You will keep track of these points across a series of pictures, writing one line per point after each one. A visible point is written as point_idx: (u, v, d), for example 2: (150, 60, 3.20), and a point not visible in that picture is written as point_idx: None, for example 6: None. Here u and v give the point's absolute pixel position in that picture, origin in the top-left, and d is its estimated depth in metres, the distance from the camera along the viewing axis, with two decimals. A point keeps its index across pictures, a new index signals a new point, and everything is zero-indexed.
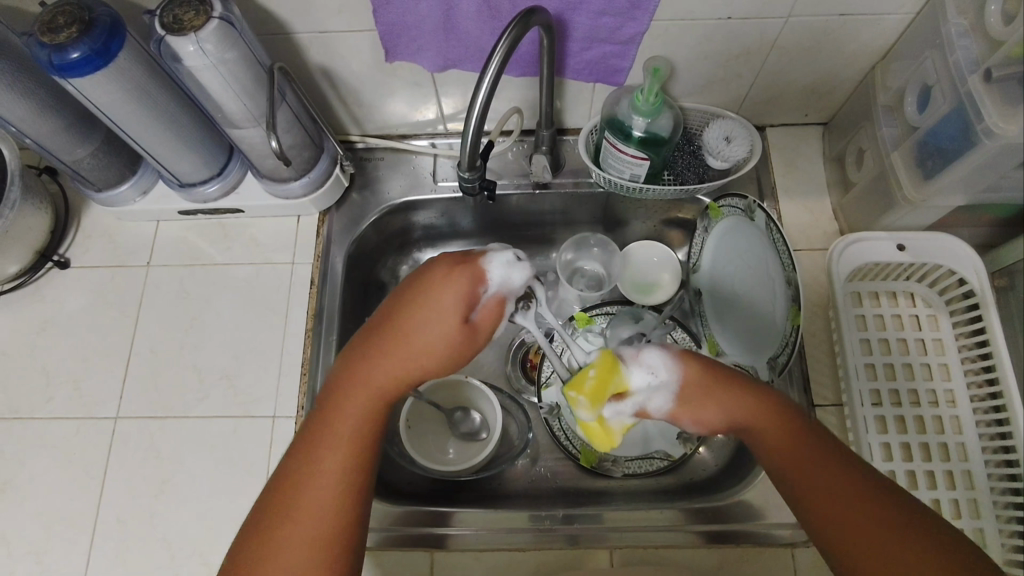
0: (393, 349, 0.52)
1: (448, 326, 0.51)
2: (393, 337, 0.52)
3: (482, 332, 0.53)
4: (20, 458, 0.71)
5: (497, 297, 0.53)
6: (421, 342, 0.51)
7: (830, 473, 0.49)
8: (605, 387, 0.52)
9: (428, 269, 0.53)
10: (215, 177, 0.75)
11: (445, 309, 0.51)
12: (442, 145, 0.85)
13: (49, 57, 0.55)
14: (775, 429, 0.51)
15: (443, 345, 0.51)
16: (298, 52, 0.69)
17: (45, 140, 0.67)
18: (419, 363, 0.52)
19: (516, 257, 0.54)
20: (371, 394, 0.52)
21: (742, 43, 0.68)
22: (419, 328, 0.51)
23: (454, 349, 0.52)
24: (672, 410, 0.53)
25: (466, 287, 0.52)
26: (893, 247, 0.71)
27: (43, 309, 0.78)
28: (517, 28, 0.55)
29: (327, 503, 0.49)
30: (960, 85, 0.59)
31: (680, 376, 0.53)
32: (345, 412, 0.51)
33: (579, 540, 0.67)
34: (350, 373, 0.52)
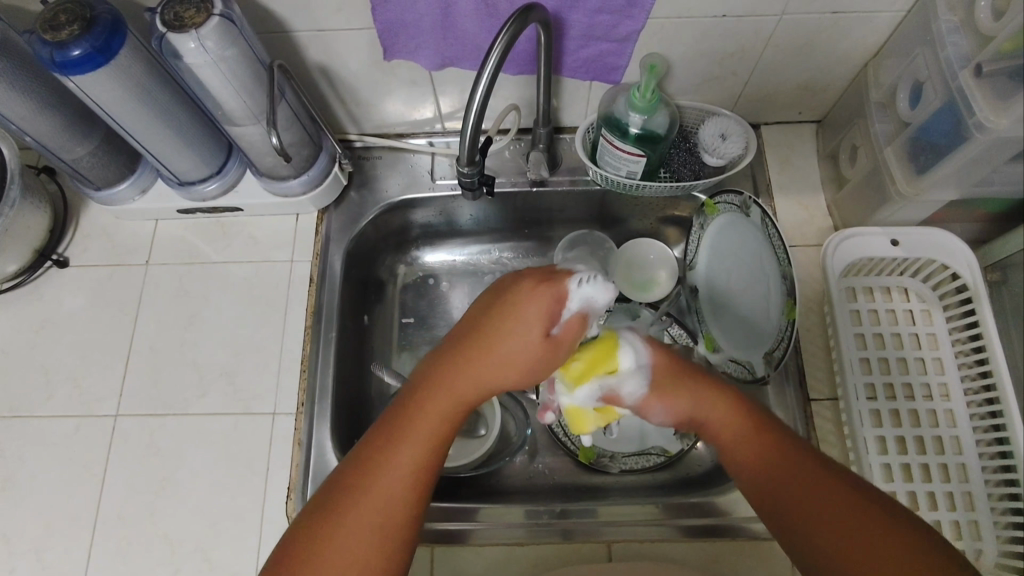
0: (477, 359, 0.51)
1: (532, 343, 0.50)
2: (478, 346, 0.51)
3: (564, 349, 0.50)
4: (20, 455, 0.71)
5: (580, 315, 0.50)
6: (504, 357, 0.51)
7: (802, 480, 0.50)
8: (603, 360, 0.52)
9: (514, 285, 0.52)
10: (215, 176, 0.75)
11: (524, 317, 0.50)
12: (440, 143, 0.85)
13: (51, 55, 0.55)
14: (737, 420, 0.54)
15: (524, 361, 0.51)
16: (296, 50, 0.70)
17: (45, 138, 0.68)
18: (501, 378, 0.51)
19: (599, 276, 0.50)
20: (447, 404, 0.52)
21: (737, 41, 0.69)
22: (509, 344, 0.50)
23: (525, 358, 0.50)
24: (645, 397, 0.53)
25: (550, 305, 0.50)
26: (887, 242, 0.73)
27: (41, 308, 0.78)
28: (515, 26, 0.55)
29: (395, 512, 0.49)
30: (952, 81, 0.60)
31: (650, 355, 0.54)
32: (422, 418, 0.52)
33: (572, 535, 0.67)
34: (432, 384, 0.52)
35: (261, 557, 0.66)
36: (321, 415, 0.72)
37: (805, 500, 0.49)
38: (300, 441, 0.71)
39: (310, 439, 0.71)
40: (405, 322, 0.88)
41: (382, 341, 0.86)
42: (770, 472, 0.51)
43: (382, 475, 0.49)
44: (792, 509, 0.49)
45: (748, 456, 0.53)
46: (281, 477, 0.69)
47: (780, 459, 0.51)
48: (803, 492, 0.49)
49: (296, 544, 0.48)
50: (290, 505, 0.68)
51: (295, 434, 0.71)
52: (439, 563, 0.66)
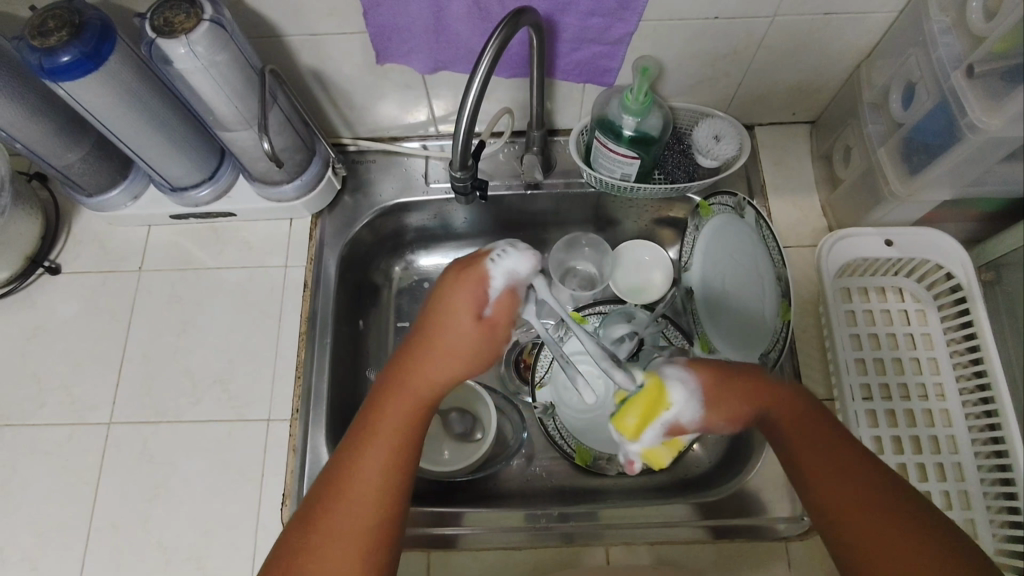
0: (427, 357, 0.53)
1: (468, 328, 0.53)
2: (423, 344, 0.54)
3: (500, 327, 0.54)
4: (12, 464, 0.70)
5: (507, 291, 0.54)
6: (450, 348, 0.53)
7: (849, 471, 0.50)
8: (654, 403, 0.49)
9: (442, 281, 0.55)
10: (207, 181, 0.75)
11: (457, 305, 0.53)
12: (434, 147, 0.85)
13: (40, 61, 0.55)
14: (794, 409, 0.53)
15: (465, 347, 0.53)
16: (288, 55, 0.70)
17: (35, 145, 0.67)
18: (451, 369, 0.53)
19: (512, 246, 0.54)
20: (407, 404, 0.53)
21: (730, 43, 0.69)
22: (448, 335, 0.53)
23: (463, 343, 0.53)
24: (703, 413, 0.50)
25: (474, 289, 0.53)
26: (881, 243, 0.73)
27: (33, 316, 0.77)
28: (507, 29, 0.55)
29: (368, 512, 0.50)
30: (944, 82, 0.60)
31: (694, 376, 0.51)
32: (385, 416, 0.53)
33: (573, 538, 0.67)
34: (392, 385, 0.54)
35: (256, 564, 0.66)
36: (315, 421, 0.72)
37: (851, 490, 0.49)
38: (295, 448, 0.70)
39: (305, 445, 0.71)
40: (401, 326, 0.88)
41: (378, 346, 0.86)
42: (817, 458, 0.51)
43: (353, 481, 0.50)
44: (832, 498, 0.50)
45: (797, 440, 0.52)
46: (276, 484, 0.69)
47: (833, 448, 0.51)
48: (849, 482, 0.50)
49: (280, 557, 0.49)
50: (286, 512, 0.68)
51: (290, 440, 0.71)
52: (436, 568, 0.66)
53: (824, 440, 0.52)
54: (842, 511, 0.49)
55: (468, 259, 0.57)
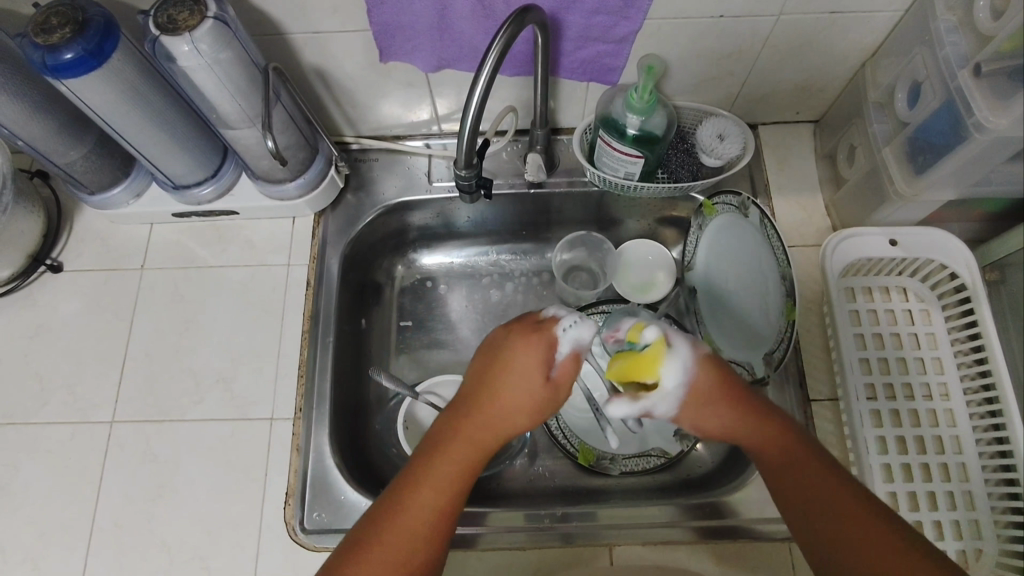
0: (494, 410, 0.54)
1: (534, 384, 0.54)
2: (491, 399, 0.54)
3: (564, 390, 0.55)
4: (14, 463, 0.70)
5: (574, 355, 0.55)
6: (511, 402, 0.54)
7: (825, 482, 0.51)
8: (638, 372, 0.54)
9: (509, 334, 0.57)
10: (209, 179, 0.75)
11: (523, 363, 0.54)
12: (437, 145, 0.85)
13: (43, 58, 0.55)
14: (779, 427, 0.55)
15: (528, 403, 0.54)
16: (291, 53, 0.69)
17: (37, 142, 0.67)
18: (512, 423, 0.54)
19: (581, 317, 0.55)
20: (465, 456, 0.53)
21: (734, 42, 0.69)
22: (513, 388, 0.54)
23: (528, 400, 0.54)
24: (676, 412, 0.55)
25: (544, 351, 0.55)
26: (885, 242, 0.73)
27: (35, 315, 0.77)
28: (512, 27, 0.55)
29: (415, 562, 0.50)
30: (950, 81, 0.60)
31: (693, 372, 0.54)
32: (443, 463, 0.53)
33: (573, 539, 0.67)
34: (453, 432, 0.54)
35: (260, 564, 0.66)
36: (318, 420, 0.72)
37: (823, 500, 0.51)
38: (298, 447, 0.70)
39: (308, 445, 0.70)
40: (403, 325, 0.88)
41: (380, 345, 0.86)
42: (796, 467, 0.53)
43: (402, 528, 0.50)
44: (795, 497, 0.52)
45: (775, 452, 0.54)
46: (279, 483, 0.69)
47: (810, 460, 0.53)
48: (814, 487, 0.52)
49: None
50: (289, 511, 0.68)
51: (293, 439, 0.71)
52: None
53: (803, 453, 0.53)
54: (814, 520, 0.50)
55: (534, 316, 0.59)
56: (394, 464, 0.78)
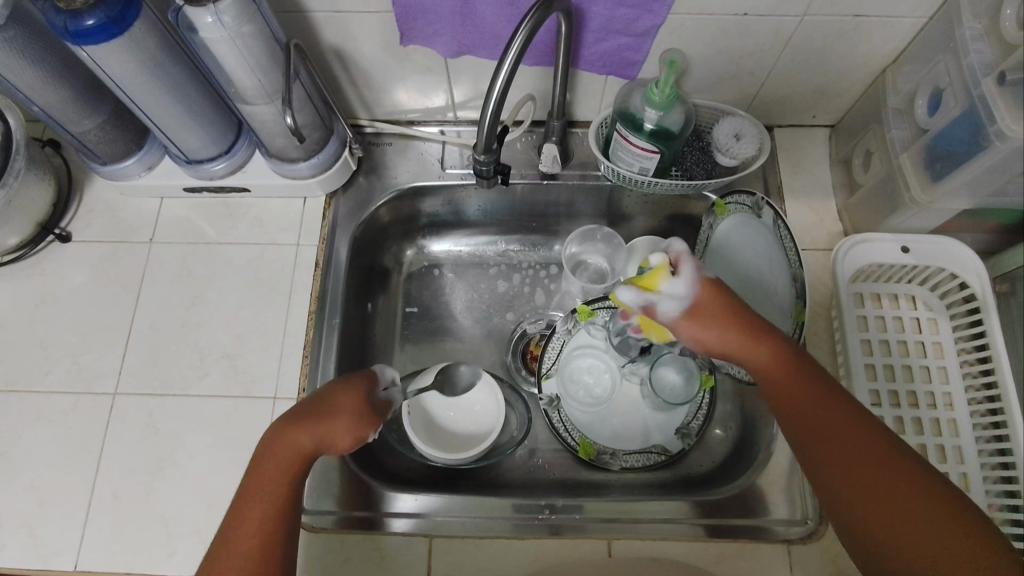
0: (325, 420, 0.56)
1: (344, 399, 0.59)
2: (322, 409, 0.57)
3: (376, 415, 0.61)
4: (16, 430, 0.70)
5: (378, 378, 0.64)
6: (329, 424, 0.57)
7: (856, 434, 0.51)
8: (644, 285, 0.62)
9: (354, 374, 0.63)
10: (223, 156, 0.75)
11: (350, 384, 0.61)
12: (451, 132, 0.85)
13: (64, 23, 0.54)
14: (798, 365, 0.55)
15: (335, 421, 0.57)
16: (312, 31, 0.69)
17: (53, 109, 0.67)
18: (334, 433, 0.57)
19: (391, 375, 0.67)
20: (295, 469, 0.55)
21: (757, 41, 0.69)
22: (335, 401, 0.58)
23: (352, 418, 0.58)
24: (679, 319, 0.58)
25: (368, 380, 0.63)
26: (898, 249, 0.72)
27: (42, 283, 0.77)
28: (538, 14, 0.54)
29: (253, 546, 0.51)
30: (972, 88, 0.60)
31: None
32: (269, 470, 0.54)
33: (559, 530, 0.67)
34: (274, 443, 0.55)
35: None
36: None
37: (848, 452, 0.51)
38: None
39: None
40: (409, 311, 0.88)
41: (385, 330, 0.86)
42: (813, 414, 0.53)
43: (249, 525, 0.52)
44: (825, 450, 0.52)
45: (795, 408, 0.54)
46: None
47: (835, 409, 0.53)
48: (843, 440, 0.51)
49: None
50: None
51: None
52: (437, 554, 0.65)
53: (823, 404, 0.53)
54: (856, 488, 0.50)
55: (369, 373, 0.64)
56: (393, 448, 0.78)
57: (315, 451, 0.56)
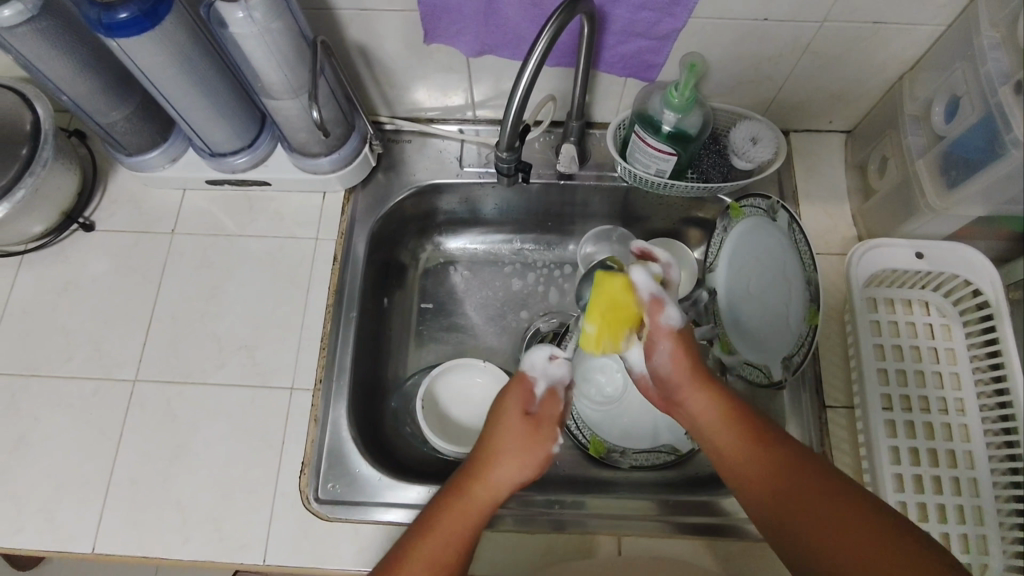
0: (491, 463, 0.55)
1: (514, 424, 0.57)
2: (488, 452, 0.56)
3: (546, 423, 0.58)
4: (37, 414, 0.71)
5: (552, 390, 0.60)
6: (495, 466, 0.55)
7: (792, 464, 0.53)
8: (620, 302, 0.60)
9: (505, 395, 0.59)
10: (245, 149, 0.76)
11: (508, 407, 0.58)
12: (470, 131, 0.85)
13: (98, 16, 0.55)
14: (728, 426, 0.57)
15: (517, 453, 0.55)
16: (337, 28, 0.70)
17: (82, 100, 0.68)
18: (513, 472, 0.55)
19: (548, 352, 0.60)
20: (471, 519, 0.53)
21: (775, 46, 0.69)
22: (501, 435, 0.56)
23: (524, 446, 0.55)
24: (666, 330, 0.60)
25: (523, 394, 0.59)
26: (912, 254, 0.73)
27: (65, 271, 0.78)
28: (563, 15, 0.55)
29: None
30: (990, 97, 0.60)
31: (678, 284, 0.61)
32: (445, 514, 0.53)
33: (564, 525, 0.68)
34: (452, 490, 0.54)
35: (272, 529, 0.66)
36: (337, 394, 0.73)
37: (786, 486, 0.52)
38: (316, 419, 0.71)
39: (326, 417, 0.71)
40: (424, 307, 0.89)
41: (400, 325, 0.87)
42: (755, 472, 0.54)
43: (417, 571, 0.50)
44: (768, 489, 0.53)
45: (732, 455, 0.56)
46: (296, 452, 0.69)
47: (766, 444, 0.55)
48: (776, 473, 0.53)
49: None
50: (304, 480, 0.68)
51: (312, 410, 0.71)
52: None
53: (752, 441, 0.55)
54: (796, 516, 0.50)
55: (528, 381, 0.59)
56: (407, 442, 0.79)
57: (492, 500, 0.54)
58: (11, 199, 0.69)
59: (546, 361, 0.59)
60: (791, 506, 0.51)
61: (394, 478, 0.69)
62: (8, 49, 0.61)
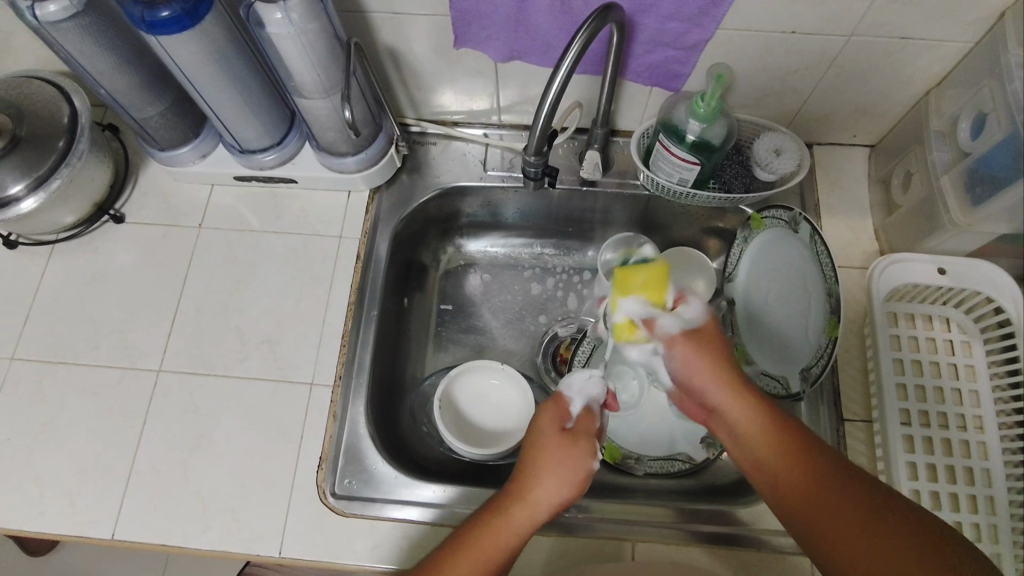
0: (530, 482, 0.54)
1: (551, 439, 0.56)
2: (525, 473, 0.55)
3: (583, 438, 0.57)
4: (63, 400, 0.73)
5: (588, 409, 0.60)
6: (534, 483, 0.54)
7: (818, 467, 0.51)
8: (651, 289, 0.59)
9: (540, 411, 0.60)
10: (274, 147, 0.77)
11: (543, 428, 0.58)
12: (494, 135, 0.86)
13: (141, 13, 0.57)
14: (761, 435, 0.54)
15: (556, 469, 0.54)
16: (368, 30, 0.71)
17: (119, 95, 0.70)
18: (554, 490, 0.54)
19: (591, 375, 0.62)
20: (508, 539, 0.53)
21: (802, 59, 0.70)
22: (539, 452, 0.56)
23: (563, 463, 0.55)
24: (675, 336, 0.58)
25: (559, 410, 0.59)
26: (934, 270, 0.72)
27: (94, 261, 0.80)
28: (594, 23, 0.56)
29: None
30: (1017, 114, 0.60)
31: (702, 321, 0.59)
32: (484, 533, 0.53)
33: (571, 529, 0.68)
34: (491, 509, 0.54)
35: (289, 521, 0.67)
36: (356, 391, 0.74)
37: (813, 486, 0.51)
38: (335, 414, 0.72)
39: (344, 413, 0.72)
40: (443, 308, 0.90)
41: (419, 325, 0.87)
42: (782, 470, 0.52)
43: None
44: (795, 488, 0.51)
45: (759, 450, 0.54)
46: (314, 446, 0.70)
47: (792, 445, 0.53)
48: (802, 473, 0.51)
49: None
50: (321, 475, 0.69)
51: (331, 406, 0.72)
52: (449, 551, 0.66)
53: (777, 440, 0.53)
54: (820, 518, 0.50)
55: (564, 399, 0.60)
56: (423, 441, 0.80)
57: (532, 516, 0.54)
58: (46, 189, 0.71)
59: (586, 384, 0.61)
60: (818, 509, 0.50)
61: (410, 477, 0.70)
62: (52, 43, 0.63)
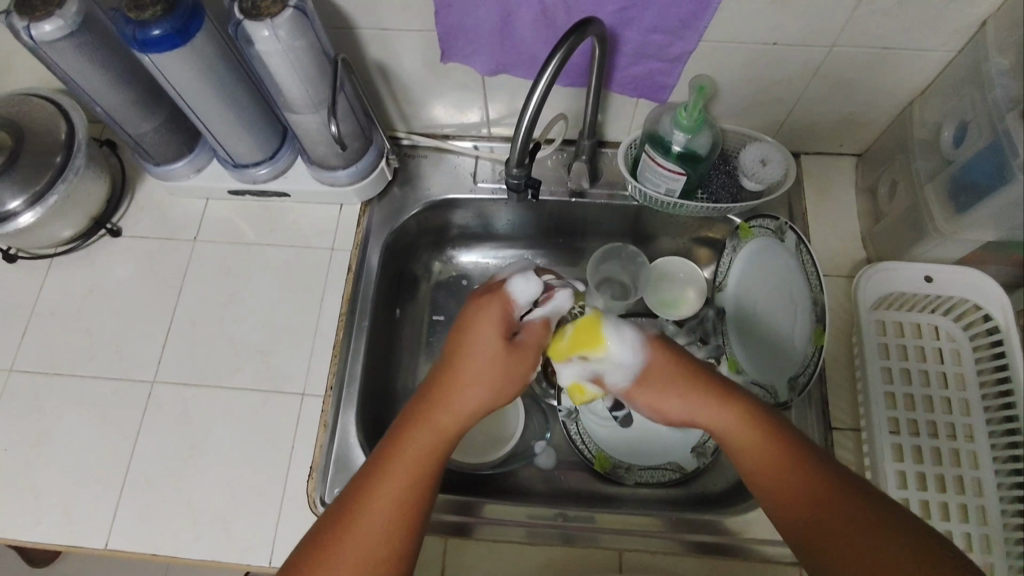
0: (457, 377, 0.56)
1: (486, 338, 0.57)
2: (453, 369, 0.57)
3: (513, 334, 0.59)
4: (59, 412, 0.74)
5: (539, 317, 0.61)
6: (464, 375, 0.56)
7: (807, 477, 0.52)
8: (587, 345, 0.62)
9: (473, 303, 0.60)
10: (267, 161, 0.78)
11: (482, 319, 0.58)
12: (484, 148, 0.88)
13: (133, 32, 0.58)
14: (757, 447, 0.54)
15: (485, 364, 0.57)
16: (358, 47, 0.73)
17: (115, 111, 0.72)
18: (480, 385, 0.56)
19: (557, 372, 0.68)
20: (430, 439, 0.55)
21: (785, 70, 0.71)
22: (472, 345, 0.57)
23: (494, 365, 0.57)
24: (628, 387, 0.61)
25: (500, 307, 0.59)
26: (920, 278, 0.73)
27: (91, 275, 0.81)
28: (574, 37, 0.57)
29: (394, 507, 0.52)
30: (997, 122, 0.60)
31: (648, 356, 0.60)
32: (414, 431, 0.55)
33: (574, 540, 0.68)
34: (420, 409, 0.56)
35: (279, 530, 0.68)
36: (347, 402, 0.74)
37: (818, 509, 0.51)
38: (325, 424, 0.73)
39: (335, 423, 0.73)
40: (435, 318, 0.91)
41: (411, 335, 0.88)
42: (781, 482, 0.53)
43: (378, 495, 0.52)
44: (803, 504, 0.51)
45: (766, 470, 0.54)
46: (305, 455, 0.71)
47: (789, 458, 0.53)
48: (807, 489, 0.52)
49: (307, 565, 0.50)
50: (312, 484, 0.70)
51: (321, 416, 0.73)
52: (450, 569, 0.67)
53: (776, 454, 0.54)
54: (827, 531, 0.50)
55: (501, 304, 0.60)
56: None
57: (457, 412, 0.56)
58: (44, 204, 0.72)
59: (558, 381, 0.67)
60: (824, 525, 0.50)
61: None
62: (48, 62, 0.65)
